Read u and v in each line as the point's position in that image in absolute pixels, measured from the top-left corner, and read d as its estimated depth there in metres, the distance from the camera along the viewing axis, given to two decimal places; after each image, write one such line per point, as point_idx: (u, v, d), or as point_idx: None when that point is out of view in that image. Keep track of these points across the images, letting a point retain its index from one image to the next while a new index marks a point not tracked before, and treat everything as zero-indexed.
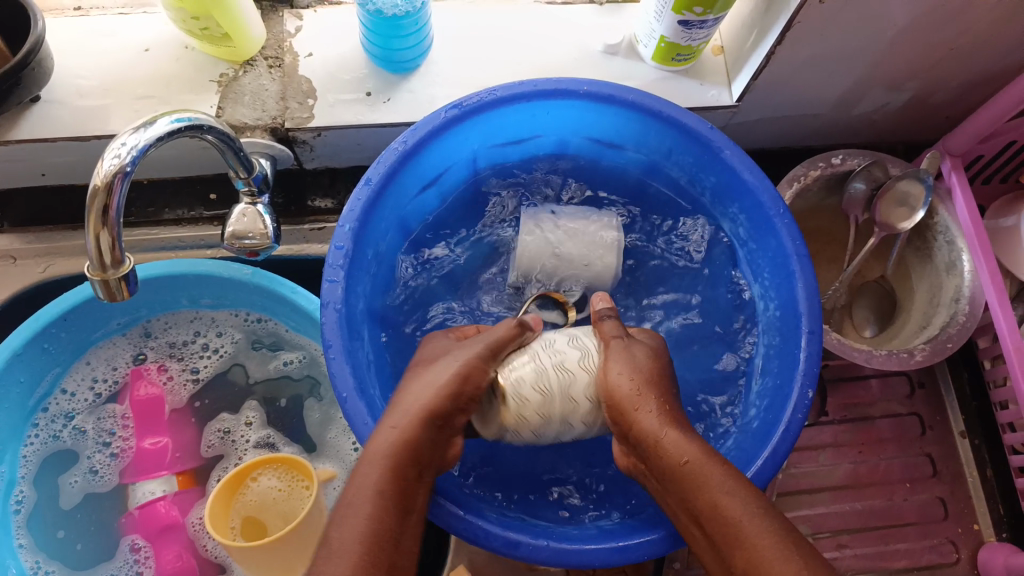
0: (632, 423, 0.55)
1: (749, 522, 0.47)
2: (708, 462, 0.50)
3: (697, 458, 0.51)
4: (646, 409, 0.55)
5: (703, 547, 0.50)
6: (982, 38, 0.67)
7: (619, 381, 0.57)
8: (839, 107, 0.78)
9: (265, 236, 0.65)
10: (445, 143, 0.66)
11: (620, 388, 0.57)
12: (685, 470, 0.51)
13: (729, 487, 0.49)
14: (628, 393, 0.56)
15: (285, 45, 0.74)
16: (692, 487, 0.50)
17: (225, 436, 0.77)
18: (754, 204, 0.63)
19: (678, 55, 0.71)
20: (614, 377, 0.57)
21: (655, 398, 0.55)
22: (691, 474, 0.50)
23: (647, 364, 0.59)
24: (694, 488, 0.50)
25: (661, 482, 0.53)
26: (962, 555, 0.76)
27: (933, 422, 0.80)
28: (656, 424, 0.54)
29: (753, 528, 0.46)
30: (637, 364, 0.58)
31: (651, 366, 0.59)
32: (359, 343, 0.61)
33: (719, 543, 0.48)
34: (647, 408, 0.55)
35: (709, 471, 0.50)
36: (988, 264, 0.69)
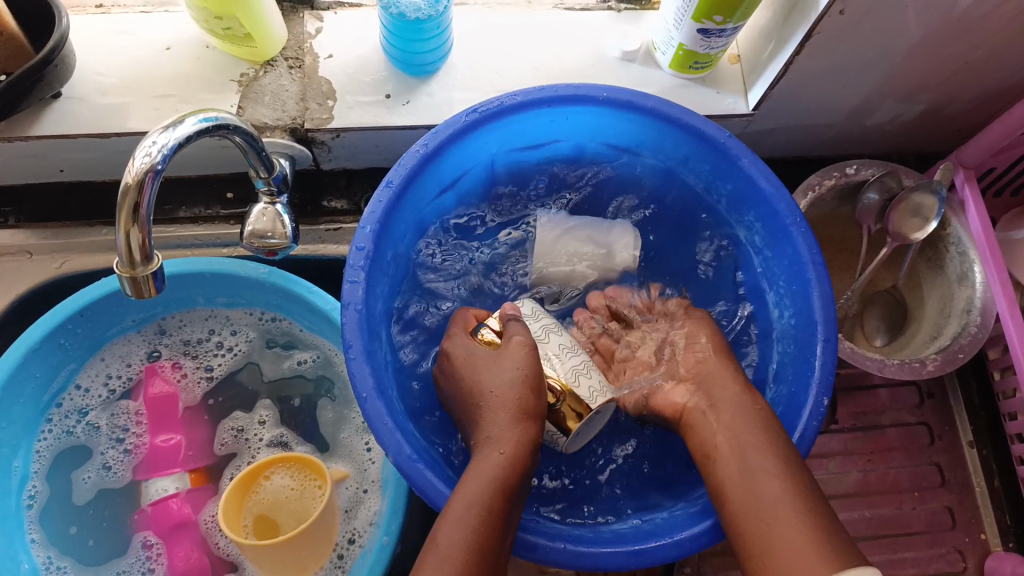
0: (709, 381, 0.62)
1: (772, 460, 0.52)
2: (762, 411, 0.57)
3: (759, 407, 0.57)
4: (721, 369, 0.63)
5: (722, 480, 0.54)
6: (997, 52, 0.68)
7: (710, 345, 0.65)
8: (853, 117, 0.79)
9: (285, 237, 0.66)
10: (464, 147, 0.67)
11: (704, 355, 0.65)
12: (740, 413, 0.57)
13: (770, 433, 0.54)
14: (698, 361, 0.65)
15: (305, 47, 0.75)
16: (737, 429, 0.56)
17: (238, 434, 0.77)
18: (770, 212, 0.64)
19: (695, 63, 0.72)
20: (698, 348, 0.66)
21: (733, 364, 0.63)
22: (742, 416, 0.57)
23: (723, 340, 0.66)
24: (741, 425, 0.56)
25: (707, 425, 0.59)
26: (969, 564, 0.76)
27: (942, 432, 0.80)
28: (732, 382, 0.61)
29: (781, 469, 0.51)
30: (720, 338, 0.66)
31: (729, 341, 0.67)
32: (378, 344, 0.61)
33: (743, 449, 0.54)
34: (724, 368, 0.63)
35: (761, 417, 0.56)
36: (1000, 276, 0.70)
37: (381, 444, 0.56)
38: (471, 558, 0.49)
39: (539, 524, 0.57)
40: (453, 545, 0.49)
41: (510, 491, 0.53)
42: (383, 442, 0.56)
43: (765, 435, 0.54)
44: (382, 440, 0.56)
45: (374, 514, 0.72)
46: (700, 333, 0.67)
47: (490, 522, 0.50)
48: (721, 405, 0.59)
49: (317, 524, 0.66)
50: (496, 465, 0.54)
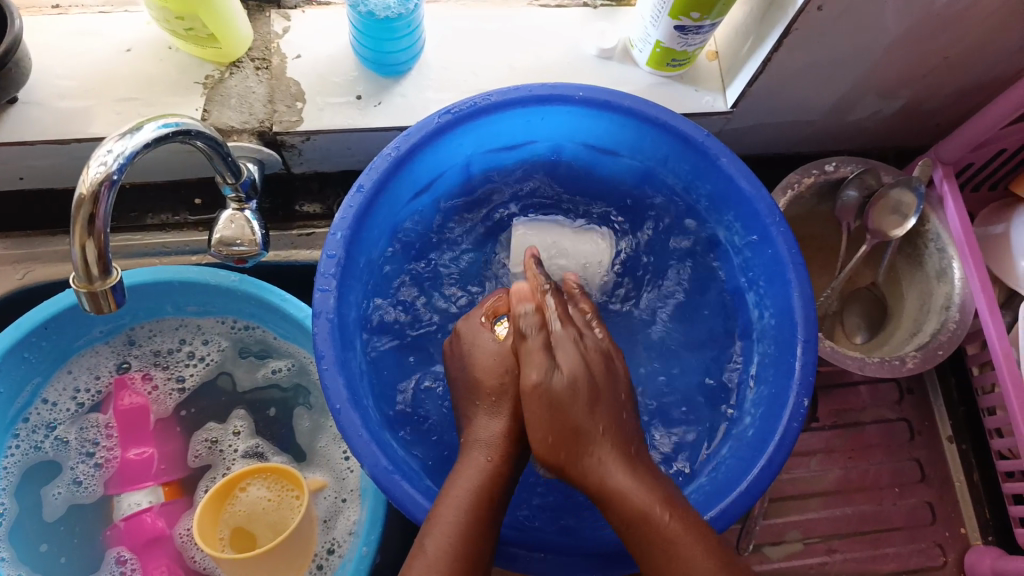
0: (580, 466, 0.51)
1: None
2: (681, 522, 0.48)
3: (667, 515, 0.48)
4: (590, 441, 0.51)
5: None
6: (976, 47, 0.67)
7: (556, 402, 0.52)
8: (832, 114, 0.78)
9: (254, 243, 0.64)
10: (437, 150, 0.65)
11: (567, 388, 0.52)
12: (658, 534, 0.47)
13: (702, 551, 0.47)
14: (557, 419, 0.52)
15: (272, 47, 0.72)
16: (664, 557, 0.47)
17: (213, 446, 0.76)
18: (750, 212, 0.63)
19: (673, 60, 0.71)
20: (556, 377, 0.53)
21: (592, 430, 0.52)
22: (655, 536, 0.48)
23: (583, 373, 0.54)
24: (663, 549, 0.47)
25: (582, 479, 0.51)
26: (949, 558, 0.77)
27: (922, 428, 0.81)
28: (599, 460, 0.51)
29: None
30: (575, 372, 0.53)
31: (576, 380, 0.53)
32: (352, 353, 0.60)
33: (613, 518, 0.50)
34: (591, 438, 0.51)
35: (682, 532, 0.47)
36: (979, 272, 0.71)
37: (356, 455, 0.55)
38: (457, 565, 0.48)
39: (520, 534, 0.56)
40: (439, 552, 0.48)
41: (494, 498, 0.52)
42: (359, 457, 0.55)
43: (693, 553, 0.47)
44: (357, 455, 0.55)
45: (353, 523, 0.71)
46: (564, 354, 0.54)
47: (474, 526, 0.50)
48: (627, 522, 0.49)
49: (294, 535, 0.65)
50: (481, 468, 0.53)
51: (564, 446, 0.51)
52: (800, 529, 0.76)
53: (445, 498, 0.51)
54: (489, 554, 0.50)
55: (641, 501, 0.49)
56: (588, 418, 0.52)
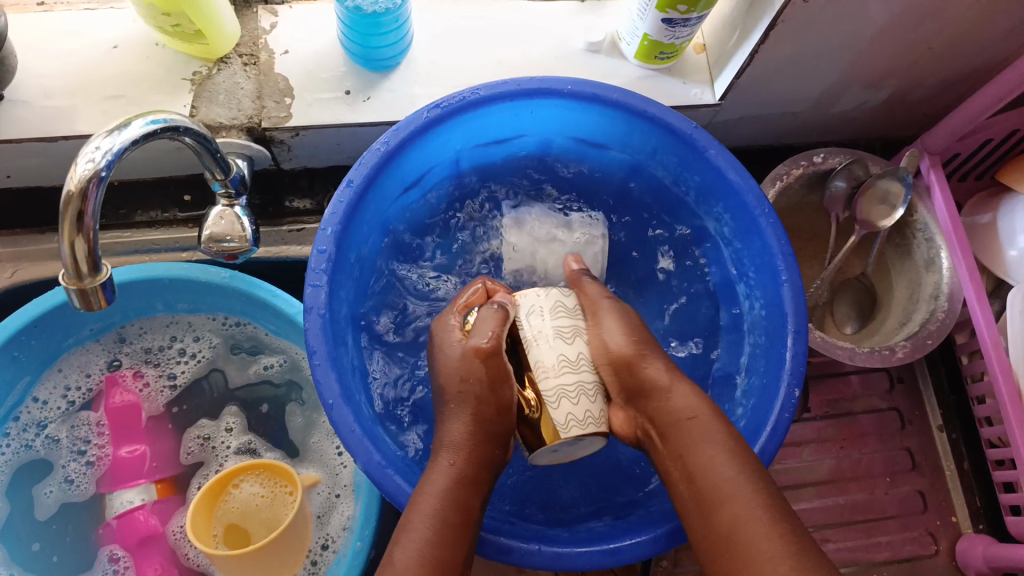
0: (644, 374, 0.57)
1: (740, 486, 0.49)
2: (719, 422, 0.53)
3: (707, 416, 0.54)
4: (654, 366, 0.57)
5: (688, 504, 0.52)
6: (960, 37, 0.68)
7: (620, 341, 0.58)
8: (819, 105, 0.79)
9: (243, 239, 0.64)
10: (427, 144, 0.65)
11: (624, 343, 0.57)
12: (696, 429, 0.53)
13: (733, 446, 0.52)
14: (631, 353, 0.57)
15: (260, 43, 0.72)
16: (696, 451, 0.52)
17: (205, 442, 0.76)
18: (739, 203, 0.64)
19: (661, 53, 0.71)
20: (609, 336, 0.58)
21: (658, 358, 0.58)
22: (693, 431, 0.53)
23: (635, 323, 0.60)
24: (697, 443, 0.52)
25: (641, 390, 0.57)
26: (941, 546, 0.77)
27: (912, 417, 0.81)
28: (665, 380, 0.56)
29: (750, 491, 0.49)
30: (628, 326, 0.59)
31: (639, 328, 0.60)
32: (343, 348, 0.60)
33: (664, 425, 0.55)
34: (656, 363, 0.57)
35: (726, 434, 0.53)
36: (966, 262, 0.71)
37: (349, 452, 0.55)
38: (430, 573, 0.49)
39: (513, 526, 0.56)
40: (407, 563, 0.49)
41: (463, 505, 0.52)
42: (350, 450, 0.55)
43: (723, 447, 0.52)
44: (350, 448, 0.55)
45: (347, 518, 0.71)
46: (609, 324, 0.59)
47: (444, 534, 0.50)
48: (671, 418, 0.55)
49: (288, 531, 0.65)
50: (446, 476, 0.53)
51: (628, 384, 0.57)
52: None
53: (413, 509, 0.51)
54: (464, 558, 0.50)
55: (688, 399, 0.55)
56: (647, 345, 0.59)
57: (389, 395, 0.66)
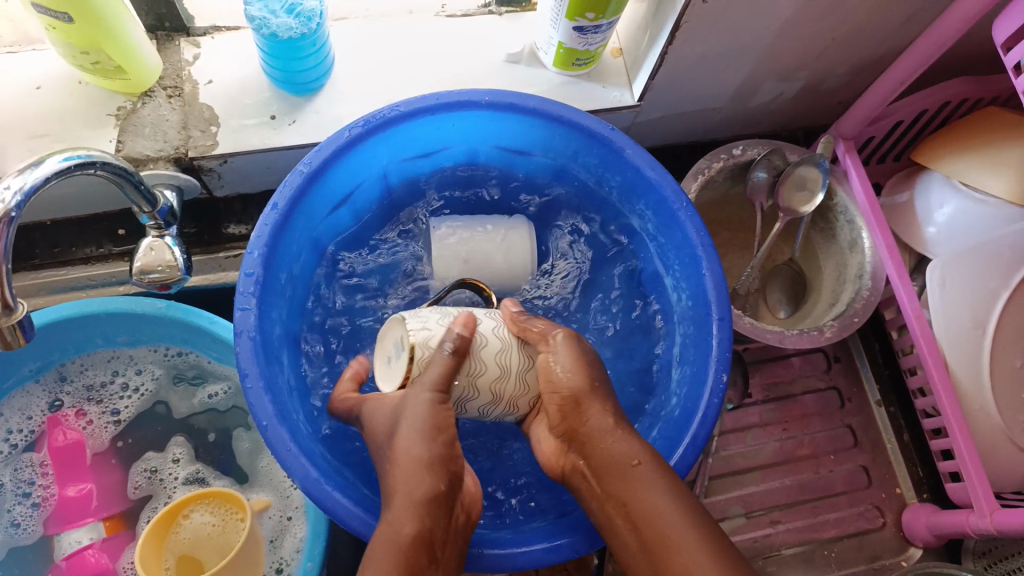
0: (577, 401, 0.53)
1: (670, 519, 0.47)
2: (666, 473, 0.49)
3: (650, 465, 0.50)
4: (595, 408, 0.53)
5: (635, 560, 0.48)
6: (860, 27, 0.71)
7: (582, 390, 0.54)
8: (737, 99, 0.81)
9: (174, 268, 0.65)
10: (352, 162, 0.66)
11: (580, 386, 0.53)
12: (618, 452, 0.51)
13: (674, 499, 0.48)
14: (569, 386, 0.53)
15: (183, 74, 0.73)
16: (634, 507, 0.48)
17: (152, 475, 0.75)
18: (658, 199, 0.65)
19: (577, 60, 0.73)
20: (560, 373, 0.54)
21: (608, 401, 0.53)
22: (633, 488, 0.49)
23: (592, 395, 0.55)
24: (637, 494, 0.48)
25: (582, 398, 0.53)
26: (888, 519, 0.79)
27: (851, 394, 0.83)
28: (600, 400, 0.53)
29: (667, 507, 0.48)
30: (587, 358, 0.55)
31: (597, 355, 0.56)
32: (278, 369, 0.61)
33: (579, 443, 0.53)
34: (595, 407, 0.53)
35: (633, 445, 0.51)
36: (885, 240, 0.73)
37: (285, 469, 0.55)
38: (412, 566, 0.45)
39: None
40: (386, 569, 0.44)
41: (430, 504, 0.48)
42: (287, 467, 0.55)
43: (660, 498, 0.48)
44: (286, 465, 0.56)
45: (300, 540, 0.71)
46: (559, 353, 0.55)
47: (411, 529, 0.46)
48: (590, 432, 0.52)
49: (240, 555, 0.65)
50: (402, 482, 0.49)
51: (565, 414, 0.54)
52: (742, 504, 0.78)
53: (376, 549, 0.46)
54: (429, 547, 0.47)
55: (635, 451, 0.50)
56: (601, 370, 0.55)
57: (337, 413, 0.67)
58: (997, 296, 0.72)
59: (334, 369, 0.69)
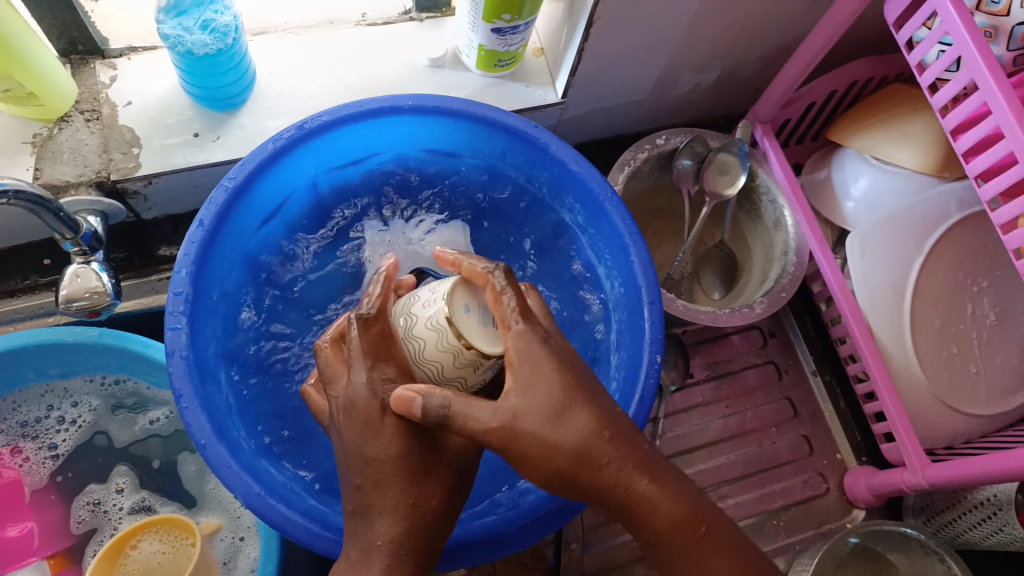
0: (591, 470, 0.45)
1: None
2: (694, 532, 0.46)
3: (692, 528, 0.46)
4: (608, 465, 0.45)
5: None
6: (765, 15, 0.74)
7: (584, 450, 0.44)
8: (659, 91, 0.84)
9: (103, 294, 0.64)
10: (278, 174, 0.66)
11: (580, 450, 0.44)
12: (656, 520, 0.46)
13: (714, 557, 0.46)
14: (572, 451, 0.44)
15: (101, 97, 0.72)
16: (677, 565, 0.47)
17: (96, 508, 0.73)
18: (586, 192, 0.67)
19: (499, 61, 0.75)
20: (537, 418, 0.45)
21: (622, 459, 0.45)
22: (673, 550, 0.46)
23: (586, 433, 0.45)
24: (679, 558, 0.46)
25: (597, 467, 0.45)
26: (831, 484, 0.82)
27: (788, 366, 0.86)
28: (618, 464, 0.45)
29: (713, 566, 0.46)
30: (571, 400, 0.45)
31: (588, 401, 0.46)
32: (215, 388, 0.60)
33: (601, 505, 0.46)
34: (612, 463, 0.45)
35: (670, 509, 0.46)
36: (807, 216, 0.76)
37: (226, 487, 0.55)
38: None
39: None
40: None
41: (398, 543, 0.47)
42: (229, 485, 0.55)
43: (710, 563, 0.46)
44: (228, 483, 0.55)
45: (254, 559, 0.71)
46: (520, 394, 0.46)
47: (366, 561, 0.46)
48: (617, 499, 0.46)
49: None
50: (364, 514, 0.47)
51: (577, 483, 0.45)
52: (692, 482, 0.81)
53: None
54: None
55: (667, 521, 0.45)
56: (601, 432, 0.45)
57: (288, 428, 0.67)
58: (911, 262, 0.77)
59: (277, 384, 0.69)
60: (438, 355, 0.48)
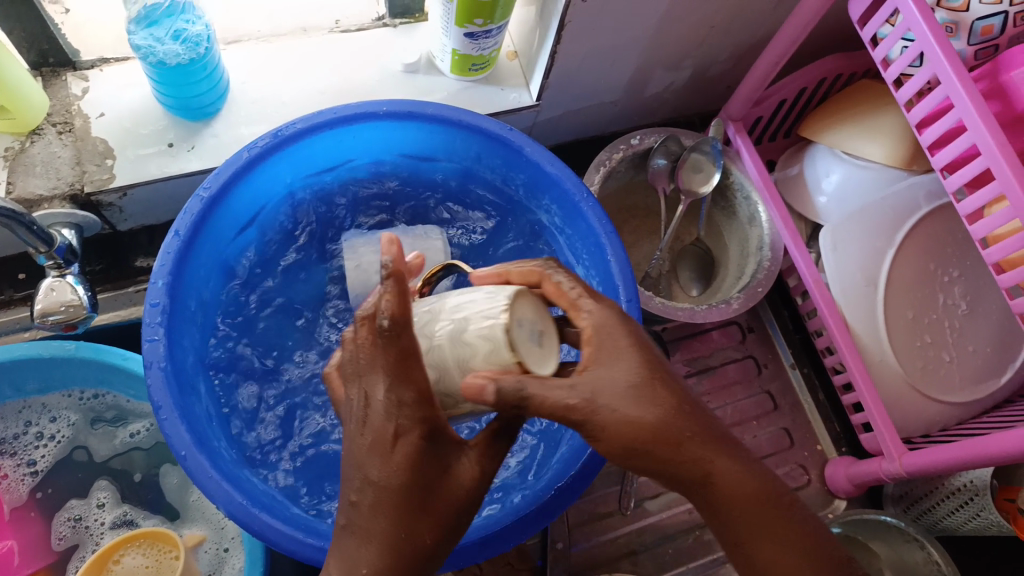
0: (672, 441, 0.41)
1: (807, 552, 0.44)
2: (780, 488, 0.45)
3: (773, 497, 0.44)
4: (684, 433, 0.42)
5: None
6: (733, 15, 0.75)
7: (675, 404, 0.43)
8: (631, 91, 0.85)
9: (79, 307, 0.64)
10: (254, 183, 0.66)
11: (661, 426, 0.41)
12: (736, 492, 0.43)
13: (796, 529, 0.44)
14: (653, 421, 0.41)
15: (73, 109, 0.71)
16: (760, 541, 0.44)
17: (77, 524, 0.73)
18: (561, 193, 0.68)
19: (473, 65, 0.75)
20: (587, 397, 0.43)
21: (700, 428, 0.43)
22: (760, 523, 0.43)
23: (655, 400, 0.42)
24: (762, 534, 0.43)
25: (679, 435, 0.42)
26: (812, 475, 0.84)
27: (767, 360, 0.88)
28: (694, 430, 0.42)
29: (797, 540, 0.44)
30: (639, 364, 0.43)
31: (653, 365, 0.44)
32: (194, 398, 0.60)
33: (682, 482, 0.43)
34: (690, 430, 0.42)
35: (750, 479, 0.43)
36: (780, 212, 0.77)
37: (208, 497, 0.54)
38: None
39: None
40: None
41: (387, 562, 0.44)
42: (211, 495, 0.55)
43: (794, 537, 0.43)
44: (210, 493, 0.55)
45: (239, 570, 0.70)
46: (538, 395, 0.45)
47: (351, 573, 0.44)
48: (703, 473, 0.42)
49: None
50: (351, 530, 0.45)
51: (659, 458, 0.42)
52: None
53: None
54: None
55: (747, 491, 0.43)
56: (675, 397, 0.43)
57: (270, 435, 0.67)
58: (883, 254, 0.78)
59: (258, 392, 0.69)
60: (491, 358, 0.43)
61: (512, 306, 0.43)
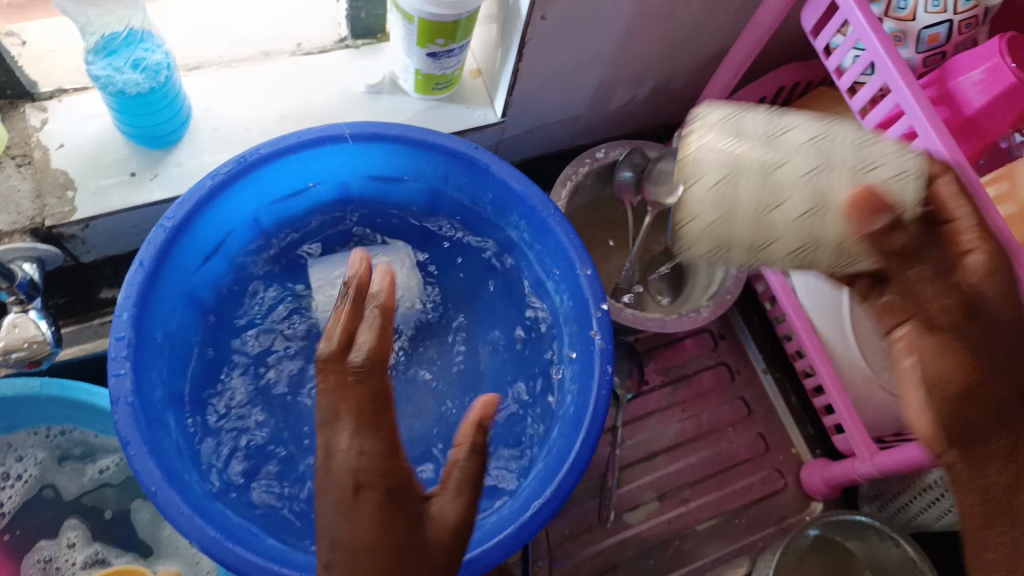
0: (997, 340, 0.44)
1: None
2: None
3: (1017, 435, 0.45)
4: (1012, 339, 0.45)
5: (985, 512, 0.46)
6: (690, 29, 0.77)
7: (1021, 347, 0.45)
8: (595, 106, 0.86)
9: (43, 343, 0.63)
10: (219, 210, 0.65)
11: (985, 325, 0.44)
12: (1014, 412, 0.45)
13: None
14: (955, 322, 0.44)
15: (32, 141, 0.70)
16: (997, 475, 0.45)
17: (47, 565, 0.71)
18: (528, 210, 0.68)
19: (437, 84, 0.76)
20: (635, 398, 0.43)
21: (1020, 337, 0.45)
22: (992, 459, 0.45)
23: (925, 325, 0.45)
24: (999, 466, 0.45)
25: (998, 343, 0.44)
26: (788, 479, 0.85)
27: (740, 366, 0.89)
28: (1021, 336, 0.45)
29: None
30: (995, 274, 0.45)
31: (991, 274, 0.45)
32: (163, 432, 0.59)
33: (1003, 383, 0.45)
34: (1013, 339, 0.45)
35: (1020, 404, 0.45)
36: None
37: (181, 533, 0.54)
38: None
39: None
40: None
41: None
42: (185, 530, 0.54)
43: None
44: (184, 529, 0.54)
45: None
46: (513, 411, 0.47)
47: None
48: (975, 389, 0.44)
49: None
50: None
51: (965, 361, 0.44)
52: (654, 488, 0.82)
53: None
54: None
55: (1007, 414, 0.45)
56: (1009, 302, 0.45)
57: (242, 464, 0.66)
58: None
59: (226, 422, 0.68)
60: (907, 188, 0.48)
61: (920, 157, 0.49)
